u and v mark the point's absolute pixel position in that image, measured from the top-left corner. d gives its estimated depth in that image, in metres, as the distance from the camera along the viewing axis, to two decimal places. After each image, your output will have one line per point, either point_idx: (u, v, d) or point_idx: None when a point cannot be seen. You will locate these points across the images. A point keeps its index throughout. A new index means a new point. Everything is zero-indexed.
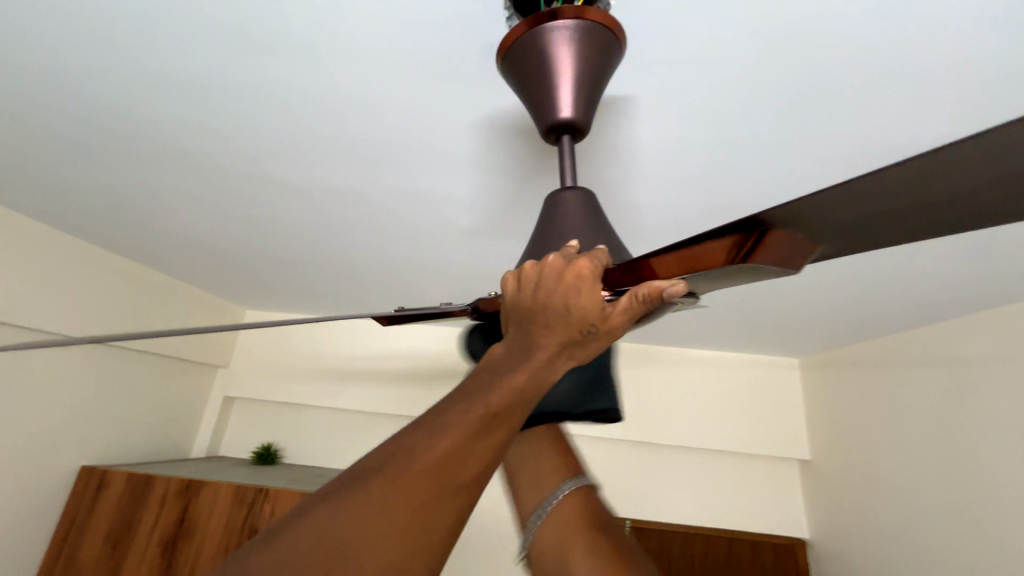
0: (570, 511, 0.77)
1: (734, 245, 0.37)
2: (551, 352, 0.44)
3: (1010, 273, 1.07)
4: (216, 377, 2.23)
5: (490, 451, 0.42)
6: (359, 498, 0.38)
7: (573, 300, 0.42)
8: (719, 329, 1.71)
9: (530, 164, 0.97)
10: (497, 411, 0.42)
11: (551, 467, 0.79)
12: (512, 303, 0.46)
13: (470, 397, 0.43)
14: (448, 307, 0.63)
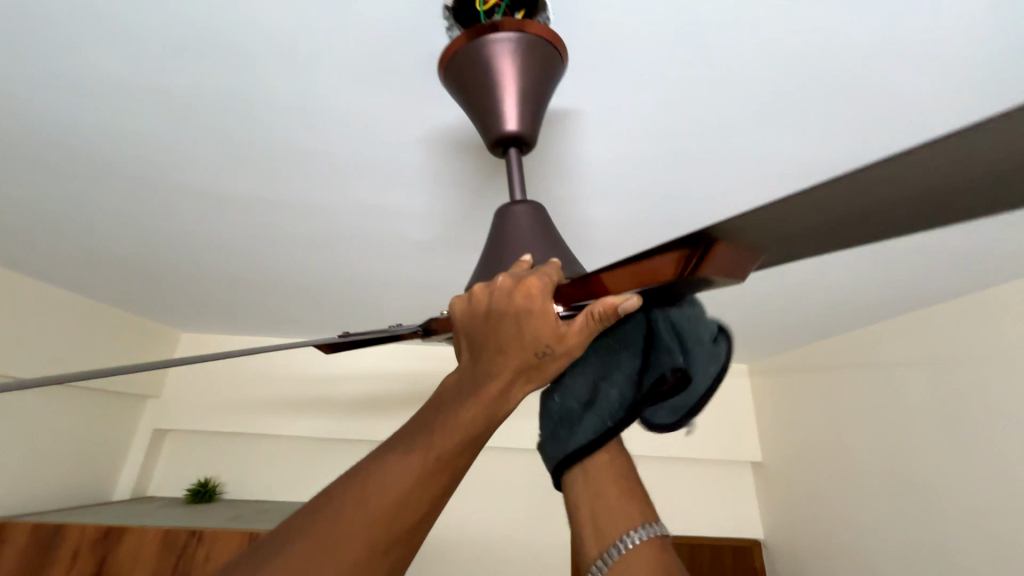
0: (645, 567, 0.55)
1: (683, 257, 0.37)
2: (504, 379, 0.40)
3: (929, 279, 1.17)
4: (143, 410, 2.01)
5: (432, 499, 0.39)
6: (287, 551, 0.36)
7: (523, 323, 0.39)
8: None
9: (486, 178, 0.94)
10: (442, 455, 0.39)
11: (623, 503, 0.59)
12: (463, 326, 0.42)
13: (415, 438, 0.40)
14: (397, 330, 0.58)
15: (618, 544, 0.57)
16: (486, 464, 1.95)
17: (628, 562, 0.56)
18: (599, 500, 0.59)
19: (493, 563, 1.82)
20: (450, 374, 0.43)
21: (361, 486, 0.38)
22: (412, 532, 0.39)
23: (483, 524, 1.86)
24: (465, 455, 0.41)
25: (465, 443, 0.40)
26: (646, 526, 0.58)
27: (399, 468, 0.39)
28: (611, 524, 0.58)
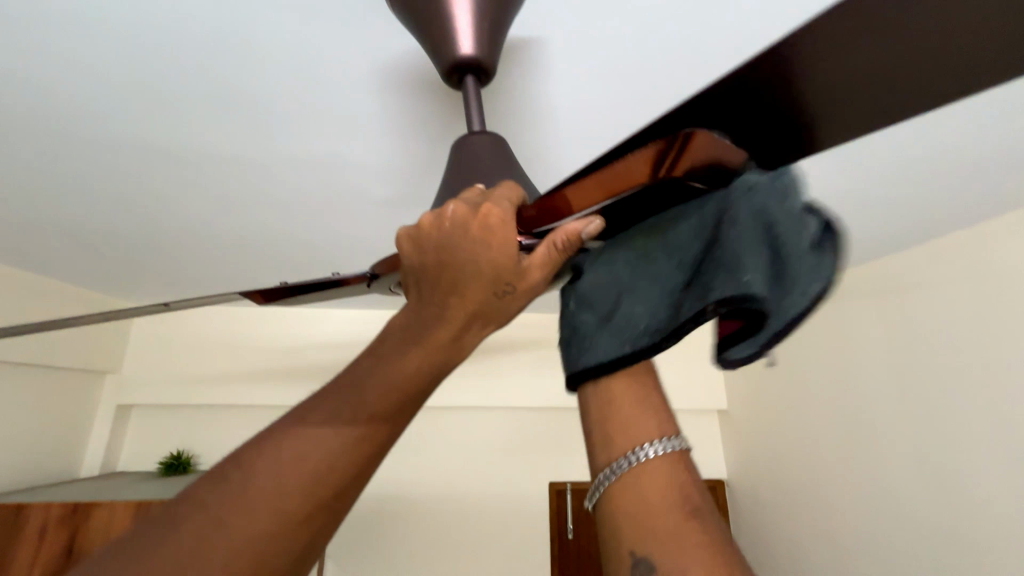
0: (655, 487, 0.39)
1: (657, 156, 0.35)
2: (452, 327, 0.37)
3: (894, 226, 1.19)
4: (100, 386, 1.89)
5: (364, 454, 0.39)
6: (215, 508, 0.37)
7: (479, 258, 0.35)
8: None
9: (450, 124, 0.87)
10: (371, 413, 0.38)
11: (638, 409, 0.42)
12: (410, 266, 0.37)
13: (343, 397, 0.39)
14: (343, 275, 0.52)
15: (630, 457, 0.40)
16: (464, 425, 1.97)
17: (641, 479, 0.40)
18: (607, 403, 0.43)
19: (475, 517, 1.86)
20: (391, 322, 0.39)
21: (277, 454, 0.38)
22: (341, 490, 0.39)
23: (463, 482, 1.90)
24: (401, 413, 0.39)
25: (399, 399, 0.38)
26: (668, 439, 0.42)
27: (322, 431, 0.38)
28: (622, 433, 0.42)
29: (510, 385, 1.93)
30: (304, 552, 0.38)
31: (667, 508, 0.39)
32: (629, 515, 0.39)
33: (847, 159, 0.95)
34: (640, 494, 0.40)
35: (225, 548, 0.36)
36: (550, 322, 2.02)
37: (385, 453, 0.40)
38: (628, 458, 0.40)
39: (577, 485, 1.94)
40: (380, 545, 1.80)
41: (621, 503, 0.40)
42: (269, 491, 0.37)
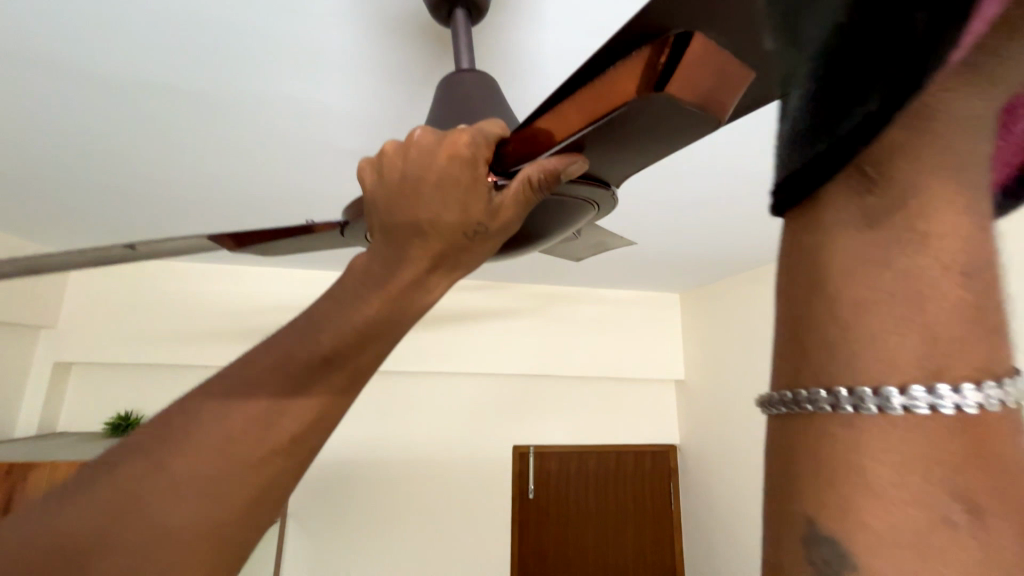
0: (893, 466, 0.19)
1: (648, 67, 0.27)
2: (422, 266, 0.33)
3: None
4: (37, 341, 1.74)
5: (322, 397, 0.36)
6: (151, 460, 0.33)
7: (446, 191, 0.31)
8: (623, 266, 1.76)
9: (436, 74, 0.79)
10: (328, 358, 0.34)
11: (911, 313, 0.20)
12: (369, 199, 0.33)
13: (296, 340, 0.35)
14: (308, 222, 0.46)
15: (839, 396, 0.20)
16: (432, 390, 1.96)
17: (862, 444, 0.20)
18: (801, 282, 0.23)
19: (442, 478, 1.90)
20: (351, 261, 0.35)
21: (222, 402, 0.35)
22: (296, 443, 0.36)
23: (430, 446, 1.91)
24: (363, 358, 0.35)
25: (360, 343, 0.34)
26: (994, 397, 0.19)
27: (271, 376, 0.35)
28: (839, 347, 0.21)
29: (482, 353, 1.92)
30: (256, 513, 0.34)
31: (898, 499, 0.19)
32: (804, 500, 0.21)
33: None
34: (855, 471, 0.20)
35: (169, 499, 0.32)
36: (522, 291, 2.01)
37: (347, 401, 0.37)
38: (832, 397, 0.20)
39: (538, 448, 2.00)
40: (344, 506, 1.80)
41: (800, 470, 0.21)
42: (215, 441, 0.34)
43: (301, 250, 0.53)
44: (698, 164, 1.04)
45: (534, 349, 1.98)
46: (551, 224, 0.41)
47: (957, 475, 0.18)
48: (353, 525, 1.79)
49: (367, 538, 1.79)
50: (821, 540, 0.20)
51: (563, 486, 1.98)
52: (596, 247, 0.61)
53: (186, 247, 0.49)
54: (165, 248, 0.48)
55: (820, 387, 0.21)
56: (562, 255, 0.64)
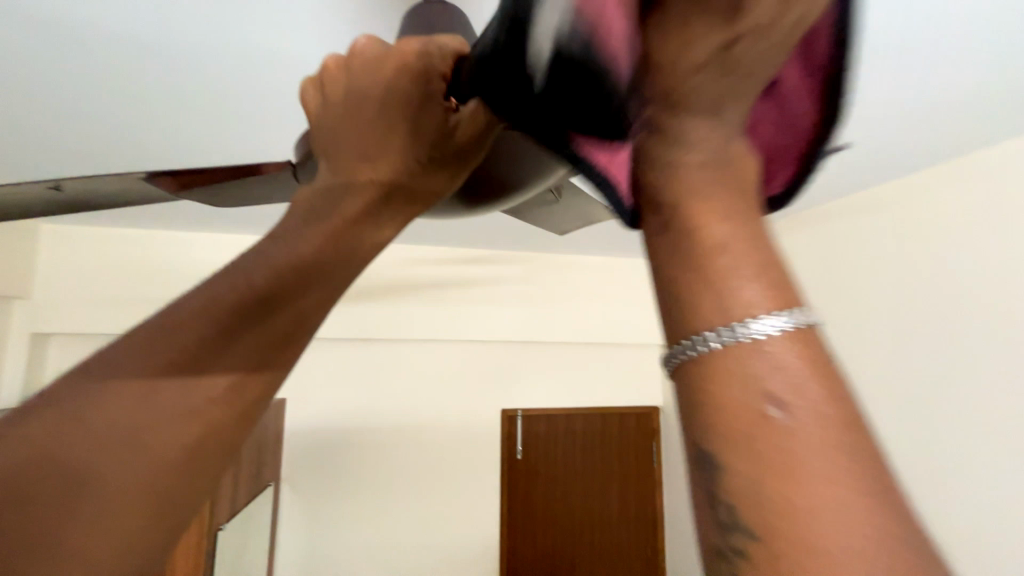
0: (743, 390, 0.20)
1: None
2: (371, 197, 0.34)
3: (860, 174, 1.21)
4: (11, 311, 1.68)
5: (259, 342, 0.35)
6: (75, 403, 0.32)
7: (396, 110, 0.32)
8: (613, 232, 1.75)
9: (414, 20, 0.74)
10: (263, 299, 0.34)
11: (738, 244, 0.22)
12: (314, 122, 0.34)
13: (223, 284, 0.34)
14: (256, 162, 0.44)
15: (715, 335, 0.21)
16: (421, 357, 1.97)
17: (741, 373, 0.21)
18: (684, 243, 0.23)
19: (433, 443, 1.94)
20: (291, 199, 0.35)
21: (144, 349, 0.33)
22: (238, 387, 0.36)
23: (418, 412, 1.94)
24: (305, 298, 0.35)
25: (300, 280, 0.34)
26: (801, 306, 0.21)
27: (193, 321, 0.33)
28: (714, 289, 0.22)
29: (467, 321, 1.91)
30: (196, 461, 0.34)
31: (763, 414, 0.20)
32: (699, 431, 0.21)
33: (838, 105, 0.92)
34: (732, 400, 0.20)
35: (90, 447, 0.31)
36: (511, 257, 1.99)
37: (294, 346, 0.37)
38: (710, 339, 0.21)
39: (526, 411, 2.04)
40: (336, 469, 1.84)
41: (691, 419, 0.22)
42: (139, 387, 0.33)
43: (241, 203, 0.51)
44: None
45: (523, 316, 1.98)
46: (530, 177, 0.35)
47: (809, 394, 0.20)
48: (345, 489, 1.84)
49: (359, 501, 1.84)
50: (707, 457, 0.21)
51: (550, 446, 2.05)
52: (581, 219, 0.59)
53: (120, 190, 0.46)
54: (92, 189, 0.46)
55: (701, 332, 0.21)
56: (545, 228, 0.60)
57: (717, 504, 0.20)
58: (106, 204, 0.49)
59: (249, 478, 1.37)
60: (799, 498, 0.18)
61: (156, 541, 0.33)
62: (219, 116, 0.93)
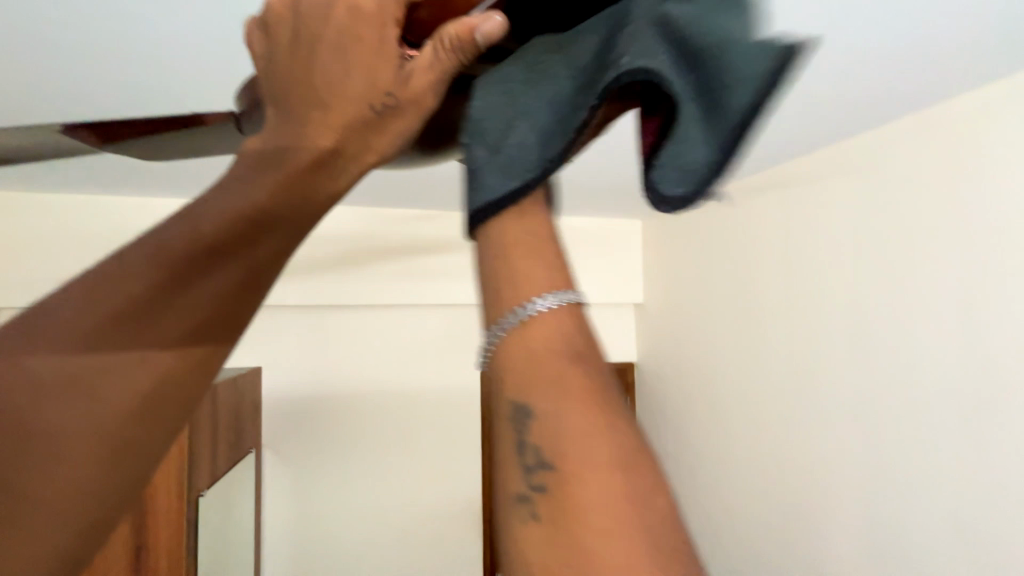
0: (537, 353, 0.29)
1: None
2: (321, 149, 0.30)
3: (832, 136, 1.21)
4: None
5: (210, 293, 0.34)
6: (21, 358, 0.31)
7: (348, 55, 0.29)
8: (591, 195, 1.72)
9: None
10: (211, 249, 0.32)
11: (531, 255, 0.31)
12: (259, 67, 0.31)
13: (166, 236, 0.33)
14: (194, 112, 0.40)
15: (517, 311, 0.30)
16: (398, 325, 1.95)
17: (532, 339, 0.30)
18: (505, 252, 0.31)
19: (413, 409, 1.95)
20: (240, 148, 0.32)
21: (90, 301, 0.32)
22: (190, 341, 0.34)
23: (396, 383, 1.94)
24: (255, 251, 0.33)
25: (248, 232, 0.32)
26: (565, 293, 0.31)
27: (139, 272, 0.32)
28: (516, 283, 0.31)
29: (440, 290, 1.88)
30: (149, 416, 0.33)
31: (553, 360, 0.29)
32: (508, 388, 0.29)
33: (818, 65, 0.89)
34: (527, 354, 0.29)
35: (44, 400, 0.31)
36: None
37: (251, 300, 0.35)
38: (514, 314, 0.30)
39: None
40: (316, 437, 1.85)
41: (503, 374, 0.30)
42: (83, 342, 0.32)
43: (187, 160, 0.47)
44: None
45: None
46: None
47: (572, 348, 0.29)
48: (327, 458, 1.86)
49: (342, 469, 1.87)
50: (520, 410, 0.29)
51: None
52: None
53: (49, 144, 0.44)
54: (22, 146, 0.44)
55: (507, 310, 0.30)
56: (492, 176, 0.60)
57: (526, 449, 0.28)
58: (33, 161, 0.45)
59: (228, 447, 1.37)
60: (566, 424, 0.28)
61: (114, 493, 0.33)
62: (164, 81, 0.86)
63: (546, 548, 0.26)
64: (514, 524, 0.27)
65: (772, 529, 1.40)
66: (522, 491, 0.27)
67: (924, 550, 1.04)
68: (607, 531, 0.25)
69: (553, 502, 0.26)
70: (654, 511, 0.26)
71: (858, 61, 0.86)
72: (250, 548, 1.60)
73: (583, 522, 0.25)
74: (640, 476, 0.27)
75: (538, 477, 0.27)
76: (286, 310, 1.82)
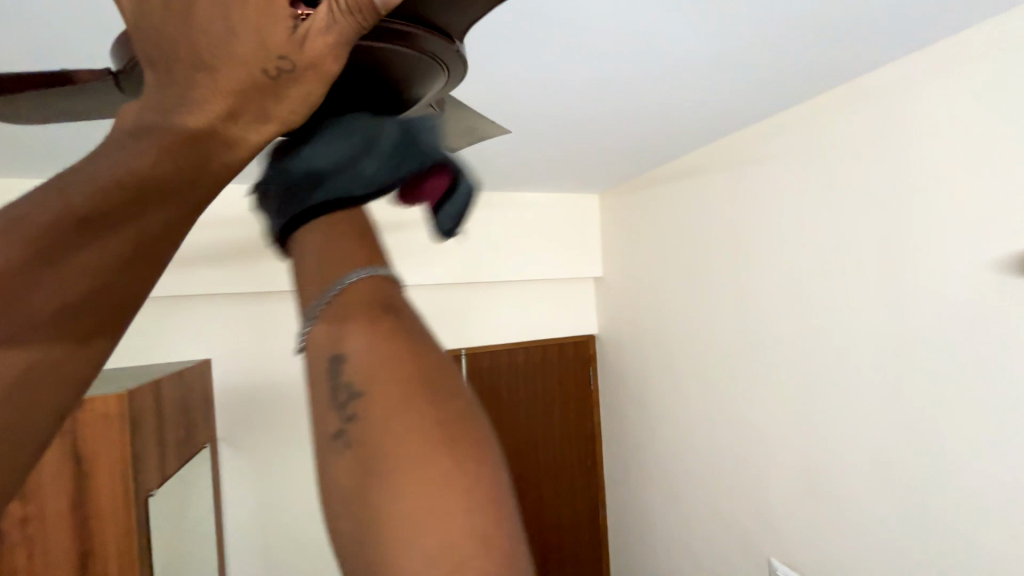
0: (348, 308, 0.33)
1: None
2: (214, 117, 0.28)
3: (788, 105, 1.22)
4: None
5: (88, 271, 0.29)
6: None
7: (230, 8, 0.26)
8: (554, 170, 1.67)
9: None
10: (86, 218, 0.28)
11: (339, 239, 0.35)
12: (133, 21, 0.27)
13: (38, 197, 0.28)
14: (65, 70, 0.36)
15: (329, 283, 0.33)
16: None
17: (341, 297, 0.33)
18: (318, 238, 0.34)
19: None
20: (125, 108, 0.29)
21: None
22: (76, 318, 0.30)
23: None
24: (148, 218, 0.29)
25: (133, 199, 0.28)
26: (375, 268, 0.34)
27: (3, 242, 0.27)
28: (328, 251, 0.34)
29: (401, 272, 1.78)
30: (29, 401, 0.30)
31: (363, 315, 0.32)
32: (322, 340, 0.33)
33: (776, 33, 0.87)
34: (337, 309, 0.33)
35: None
36: None
37: (142, 277, 0.31)
38: (327, 284, 0.33)
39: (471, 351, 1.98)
40: (276, 431, 1.75)
41: (315, 326, 0.33)
42: None
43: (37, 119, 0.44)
44: (627, 62, 0.93)
45: (466, 260, 1.90)
46: (409, 83, 0.38)
47: (380, 305, 0.33)
48: (294, 447, 1.76)
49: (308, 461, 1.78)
50: (335, 361, 0.32)
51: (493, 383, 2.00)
52: (470, 133, 0.60)
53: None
54: None
55: (319, 279, 0.34)
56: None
57: (340, 390, 0.31)
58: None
59: (176, 449, 1.28)
60: (371, 367, 0.31)
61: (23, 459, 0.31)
62: (57, 53, 0.76)
63: (355, 465, 0.29)
64: (331, 457, 0.31)
65: (730, 477, 1.51)
66: (338, 426, 0.31)
67: (859, 486, 1.16)
68: (403, 435, 0.29)
69: (363, 426, 0.30)
70: (446, 411, 0.29)
71: (811, 26, 0.85)
72: (213, 547, 1.53)
73: (384, 434, 0.29)
74: (436, 386, 0.31)
75: (351, 409, 0.31)
76: (231, 299, 1.71)
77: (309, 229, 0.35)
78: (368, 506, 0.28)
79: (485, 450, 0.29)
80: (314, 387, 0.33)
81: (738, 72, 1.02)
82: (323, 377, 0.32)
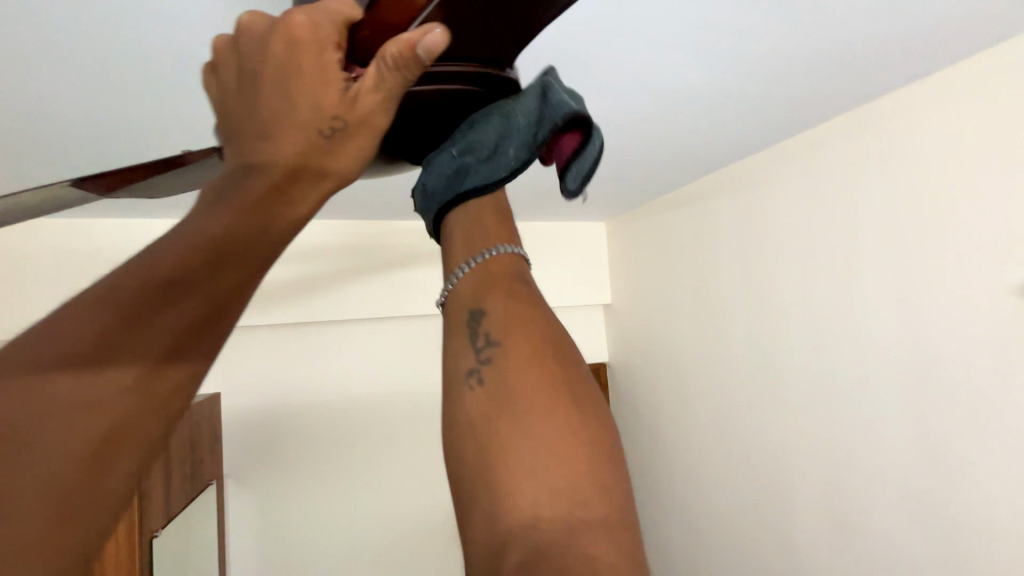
0: (489, 278, 0.37)
1: None
2: (276, 175, 0.28)
3: (788, 132, 1.24)
4: None
5: (175, 328, 0.30)
6: None
7: (288, 81, 0.27)
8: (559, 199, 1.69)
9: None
10: (171, 281, 0.29)
11: (490, 223, 0.39)
12: (214, 102, 0.29)
13: (131, 268, 0.30)
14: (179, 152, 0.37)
15: (469, 260, 0.38)
16: (367, 337, 1.82)
17: (487, 269, 0.38)
18: (469, 224, 0.39)
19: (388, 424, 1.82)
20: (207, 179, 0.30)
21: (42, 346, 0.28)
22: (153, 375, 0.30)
23: (368, 397, 1.81)
24: (222, 277, 0.30)
25: (213, 259, 0.29)
26: (513, 246, 0.39)
27: (99, 310, 0.29)
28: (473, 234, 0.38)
29: (407, 298, 1.77)
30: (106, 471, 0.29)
31: (507, 287, 0.37)
32: (467, 298, 0.37)
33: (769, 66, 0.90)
34: (483, 277, 0.37)
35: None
36: None
37: (216, 331, 0.32)
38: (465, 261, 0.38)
39: None
40: (281, 462, 1.70)
41: (456, 285, 0.38)
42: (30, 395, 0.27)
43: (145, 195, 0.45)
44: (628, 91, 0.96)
45: None
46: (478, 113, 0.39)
47: (518, 282, 0.37)
48: (298, 477, 1.71)
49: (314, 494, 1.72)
50: (477, 314, 0.36)
51: None
52: None
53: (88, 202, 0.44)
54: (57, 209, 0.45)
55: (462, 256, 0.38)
56: None
57: (479, 336, 0.36)
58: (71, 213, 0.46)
59: (183, 483, 1.26)
60: (510, 323, 0.35)
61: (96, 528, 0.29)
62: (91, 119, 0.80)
63: (489, 401, 0.33)
64: (464, 391, 0.35)
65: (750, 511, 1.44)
66: (473, 366, 0.35)
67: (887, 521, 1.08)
68: (535, 392, 0.33)
69: (496, 369, 0.34)
70: (572, 381, 0.33)
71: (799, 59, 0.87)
72: None
73: (516, 378, 0.33)
74: (566, 361, 0.34)
75: (487, 353, 0.35)
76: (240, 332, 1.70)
77: (469, 212, 0.39)
78: (494, 447, 0.32)
79: (602, 410, 0.33)
80: (451, 332, 0.38)
81: (735, 104, 1.05)
82: (465, 324, 0.37)
